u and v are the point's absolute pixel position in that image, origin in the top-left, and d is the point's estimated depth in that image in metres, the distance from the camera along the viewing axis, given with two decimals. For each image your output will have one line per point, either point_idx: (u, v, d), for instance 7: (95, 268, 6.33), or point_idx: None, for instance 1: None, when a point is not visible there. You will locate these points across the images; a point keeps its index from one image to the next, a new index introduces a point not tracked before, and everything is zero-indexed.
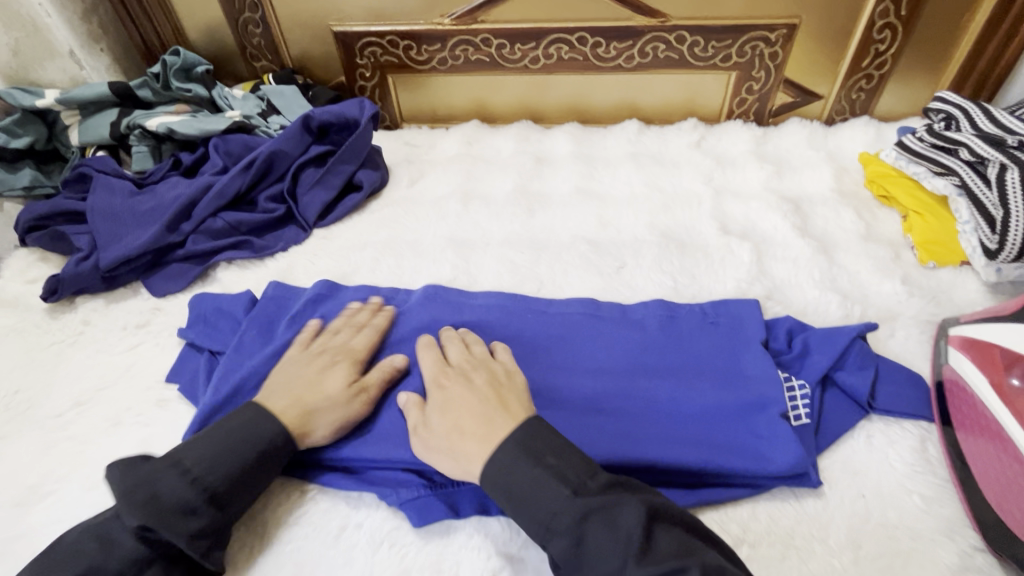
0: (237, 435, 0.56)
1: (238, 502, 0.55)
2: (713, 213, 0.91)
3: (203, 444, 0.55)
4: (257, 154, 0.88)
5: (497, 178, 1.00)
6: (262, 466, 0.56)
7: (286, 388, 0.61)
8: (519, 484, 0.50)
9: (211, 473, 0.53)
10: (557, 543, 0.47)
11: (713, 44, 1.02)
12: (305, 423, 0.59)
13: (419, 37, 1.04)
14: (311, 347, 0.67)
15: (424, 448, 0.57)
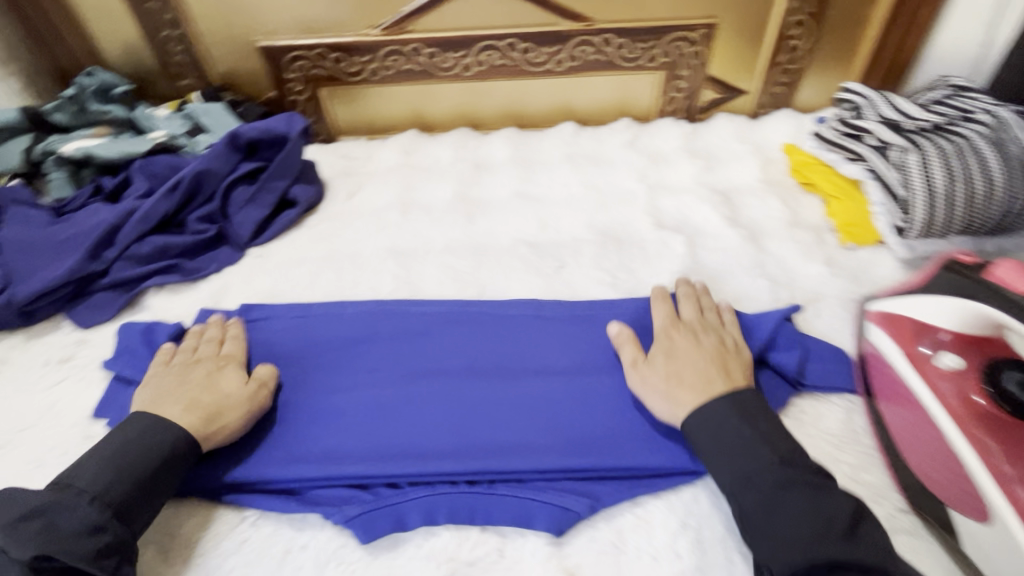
0: (144, 442, 0.56)
1: (144, 516, 0.53)
2: (648, 209, 0.93)
3: (99, 462, 0.54)
4: (182, 175, 0.85)
5: (436, 186, 1.00)
6: (158, 480, 0.55)
7: (181, 393, 0.62)
8: (728, 435, 0.54)
9: (111, 489, 0.52)
10: (749, 496, 0.50)
11: (638, 45, 1.05)
12: (222, 413, 0.61)
13: (348, 49, 1.03)
14: (171, 363, 0.67)
15: (640, 383, 0.62)
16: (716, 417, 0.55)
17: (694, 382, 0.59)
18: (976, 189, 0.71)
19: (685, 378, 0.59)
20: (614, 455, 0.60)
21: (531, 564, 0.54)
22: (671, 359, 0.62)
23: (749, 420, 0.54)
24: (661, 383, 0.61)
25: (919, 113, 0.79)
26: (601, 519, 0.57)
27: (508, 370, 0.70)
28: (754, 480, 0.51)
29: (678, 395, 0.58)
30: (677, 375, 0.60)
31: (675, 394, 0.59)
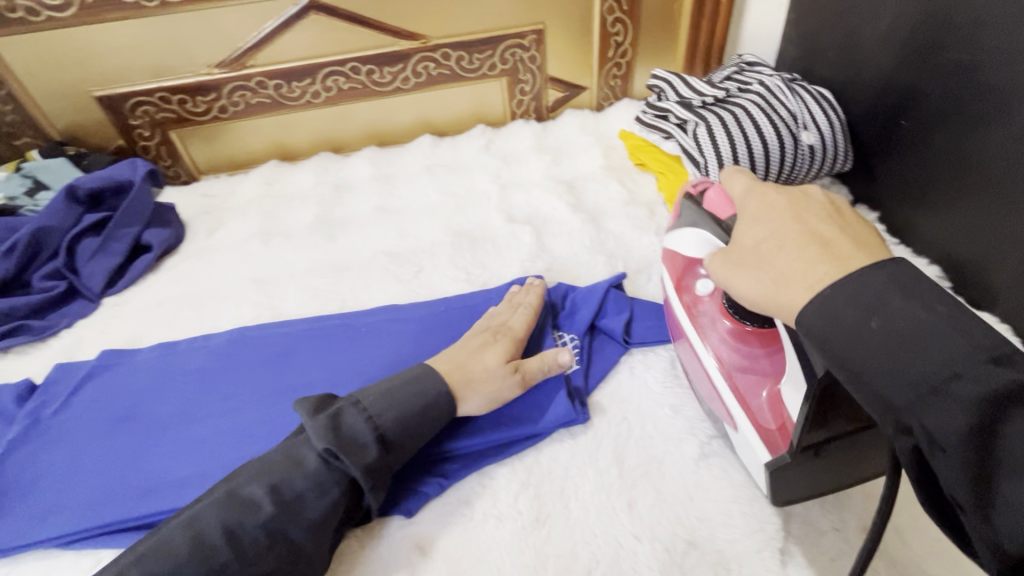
0: (407, 393, 0.60)
1: (408, 445, 0.58)
2: (500, 206, 1.00)
3: (381, 390, 0.59)
4: (19, 235, 0.84)
5: (297, 212, 1.02)
6: (433, 415, 0.60)
7: (457, 360, 0.65)
8: (865, 347, 0.36)
9: (384, 414, 0.57)
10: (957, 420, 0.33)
11: (476, 56, 1.12)
12: (465, 373, 0.64)
13: (190, 90, 1.04)
14: (478, 325, 0.72)
15: (723, 270, 0.48)
16: (837, 296, 0.37)
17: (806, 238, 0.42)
18: (755, 149, 0.82)
19: (792, 235, 0.43)
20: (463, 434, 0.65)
21: (384, 546, 0.58)
22: (768, 223, 0.46)
23: (879, 301, 0.36)
24: (748, 259, 0.46)
25: (707, 89, 0.90)
26: (450, 494, 0.62)
27: (364, 374, 0.73)
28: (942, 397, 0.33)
29: (779, 266, 0.43)
30: (769, 237, 0.45)
31: (778, 265, 0.43)
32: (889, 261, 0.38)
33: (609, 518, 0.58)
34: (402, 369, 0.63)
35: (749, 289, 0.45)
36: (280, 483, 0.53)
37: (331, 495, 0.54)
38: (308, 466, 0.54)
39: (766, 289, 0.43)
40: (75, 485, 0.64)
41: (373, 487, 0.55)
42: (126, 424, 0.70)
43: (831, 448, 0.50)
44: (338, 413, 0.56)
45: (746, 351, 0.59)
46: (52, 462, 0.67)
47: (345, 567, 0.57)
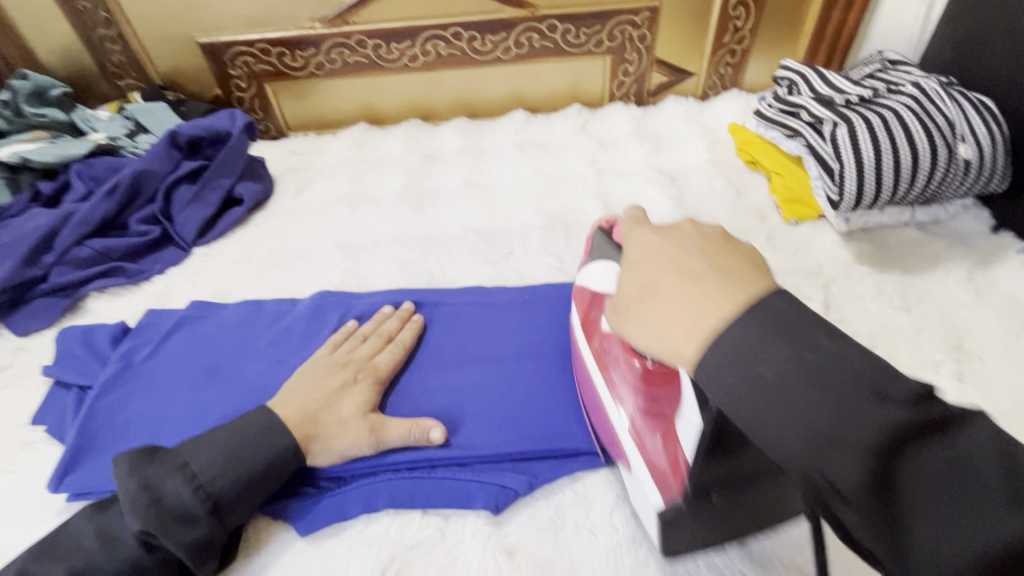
0: (238, 456, 0.54)
1: (239, 513, 0.53)
2: (596, 193, 0.95)
3: (213, 448, 0.54)
4: (121, 176, 0.84)
5: (385, 179, 0.99)
6: (269, 475, 0.55)
7: (313, 397, 0.61)
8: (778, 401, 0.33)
9: (215, 480, 0.52)
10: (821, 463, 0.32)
11: (584, 30, 1.06)
12: (316, 425, 0.59)
13: (291, 43, 1.02)
14: (338, 352, 0.67)
15: (615, 314, 0.43)
16: (748, 324, 0.34)
17: (686, 267, 0.39)
18: (903, 158, 0.74)
19: (677, 262, 0.40)
20: (553, 440, 0.61)
21: (469, 545, 0.55)
22: (648, 249, 0.42)
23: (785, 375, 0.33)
24: (637, 300, 0.41)
25: (851, 87, 0.82)
26: (539, 497, 0.59)
27: (451, 357, 0.70)
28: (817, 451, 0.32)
29: (678, 296, 0.38)
30: (656, 274, 0.40)
31: (675, 296, 0.38)
32: (763, 298, 0.35)
33: (714, 549, 0.53)
34: (244, 419, 0.57)
35: (648, 340, 0.39)
36: (84, 567, 0.48)
37: (139, 572, 0.49)
38: (120, 543, 0.50)
39: (666, 335, 0.38)
40: (164, 436, 0.64)
41: (199, 564, 0.51)
42: (211, 379, 0.69)
43: (720, 496, 0.49)
44: (153, 483, 0.51)
45: (648, 391, 0.51)
46: (139, 409, 0.66)
47: (429, 558, 0.54)
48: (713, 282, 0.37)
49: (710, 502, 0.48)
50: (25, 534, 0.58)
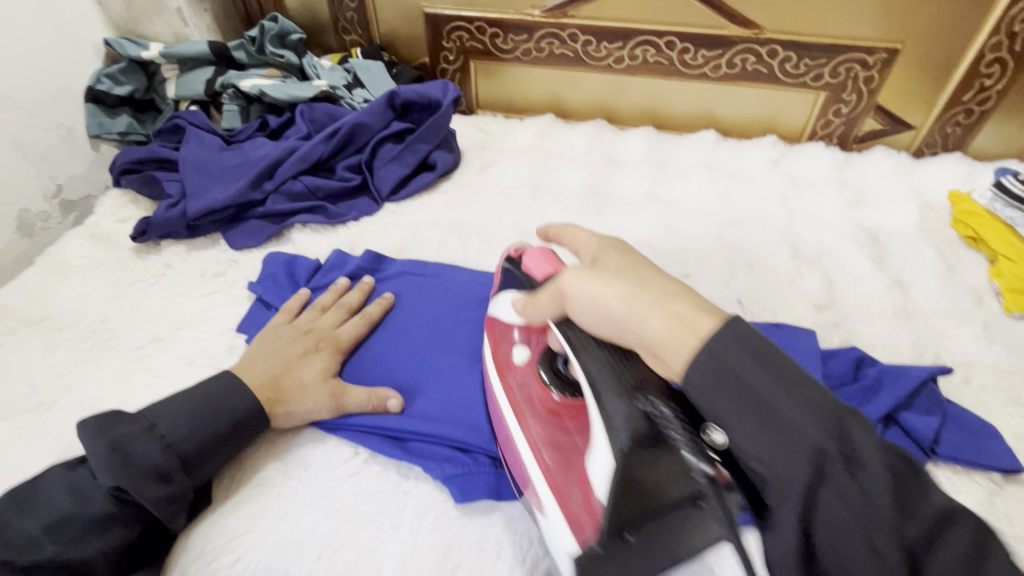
0: (206, 414, 0.57)
1: (207, 470, 0.56)
2: (785, 235, 0.88)
3: (185, 411, 0.57)
4: (342, 124, 0.91)
5: (567, 173, 0.99)
6: (237, 433, 0.58)
7: (270, 363, 0.64)
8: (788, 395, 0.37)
9: (184, 439, 0.55)
10: (795, 411, 0.36)
11: (806, 61, 0.99)
12: (279, 390, 0.62)
13: (507, 26, 1.05)
14: (299, 325, 0.70)
15: (575, 276, 0.48)
16: (726, 333, 0.40)
17: (638, 279, 0.46)
18: None
19: (634, 275, 0.47)
20: None
21: None
22: (581, 241, 0.56)
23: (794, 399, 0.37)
24: (597, 279, 0.47)
25: None
26: None
27: None
28: (843, 424, 0.36)
29: (637, 283, 0.46)
30: (618, 271, 0.47)
31: (634, 281, 0.46)
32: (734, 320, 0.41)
33: None
34: (211, 386, 0.60)
35: (600, 297, 0.46)
36: (59, 519, 0.49)
37: (112, 525, 0.50)
38: (91, 500, 0.51)
39: (619, 302, 0.45)
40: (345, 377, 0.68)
41: (168, 516, 0.53)
42: (381, 330, 0.73)
43: (637, 534, 0.43)
44: (124, 441, 0.53)
45: (554, 423, 0.55)
46: None
47: None
48: (659, 282, 0.46)
49: (627, 543, 0.43)
50: None
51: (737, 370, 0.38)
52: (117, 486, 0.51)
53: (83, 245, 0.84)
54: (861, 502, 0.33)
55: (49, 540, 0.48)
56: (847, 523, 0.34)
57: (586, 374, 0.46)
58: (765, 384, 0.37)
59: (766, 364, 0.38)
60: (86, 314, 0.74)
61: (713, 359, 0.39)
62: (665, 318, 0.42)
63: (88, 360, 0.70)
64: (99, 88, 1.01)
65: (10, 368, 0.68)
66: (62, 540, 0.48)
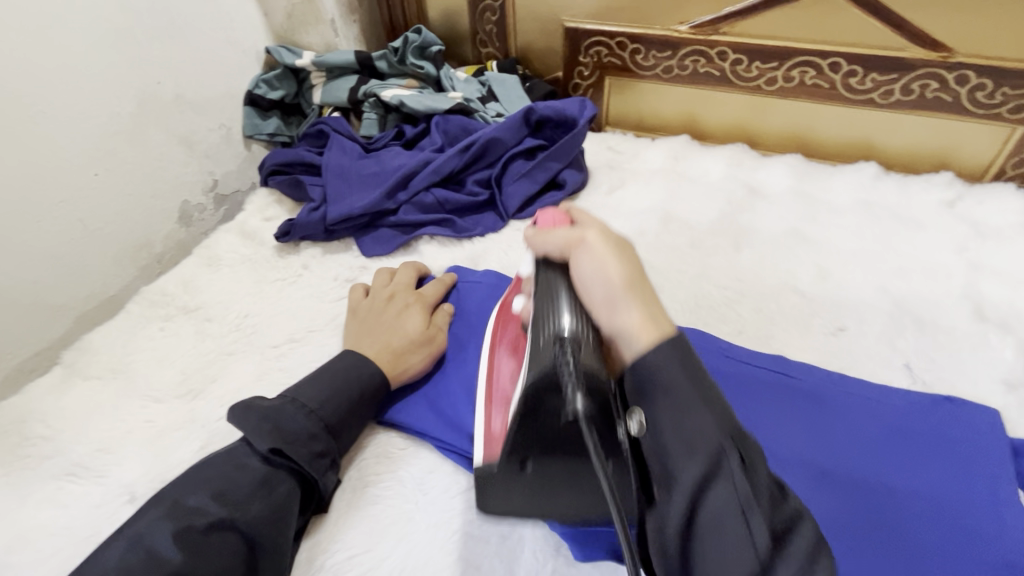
0: (340, 381, 0.60)
1: (347, 432, 0.59)
2: (965, 293, 0.76)
3: (320, 386, 0.59)
4: (476, 138, 0.90)
5: (702, 201, 0.93)
6: (368, 399, 0.61)
7: (378, 335, 0.67)
8: (718, 530, 0.37)
9: (324, 406, 0.58)
10: (704, 419, 0.39)
11: (1005, 90, 0.85)
12: (393, 349, 0.65)
13: (650, 42, 1.00)
14: (376, 297, 0.73)
15: (590, 255, 0.50)
16: (709, 418, 0.39)
17: (629, 274, 0.49)
18: None
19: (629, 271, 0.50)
20: None
21: None
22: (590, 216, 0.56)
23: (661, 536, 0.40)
24: (602, 256, 0.49)
25: None
26: None
27: (755, 429, 0.61)
28: (742, 441, 0.39)
29: (624, 276, 0.49)
30: (627, 258, 0.51)
31: (626, 272, 0.49)
32: (690, 344, 0.43)
33: None
34: (339, 364, 0.62)
35: (596, 273, 0.48)
36: (224, 490, 0.50)
37: (273, 487, 0.52)
38: (250, 467, 0.52)
39: (604, 284, 0.48)
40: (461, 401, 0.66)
41: (319, 473, 0.55)
42: None
43: (536, 471, 0.43)
44: (273, 410, 0.55)
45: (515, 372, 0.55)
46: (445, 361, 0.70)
47: None
48: (646, 290, 0.49)
49: (524, 473, 0.42)
50: None
51: (665, 376, 0.41)
52: (272, 451, 0.53)
53: (234, 240, 0.90)
54: (744, 498, 0.37)
55: (218, 506, 0.49)
56: (725, 514, 0.37)
57: (535, 314, 0.47)
58: (689, 394, 0.40)
59: (695, 374, 0.41)
60: (233, 308, 0.79)
61: (657, 364, 0.41)
62: (640, 316, 0.46)
63: (232, 353, 0.74)
64: (256, 92, 1.09)
65: (168, 352, 0.74)
66: (232, 504, 0.49)
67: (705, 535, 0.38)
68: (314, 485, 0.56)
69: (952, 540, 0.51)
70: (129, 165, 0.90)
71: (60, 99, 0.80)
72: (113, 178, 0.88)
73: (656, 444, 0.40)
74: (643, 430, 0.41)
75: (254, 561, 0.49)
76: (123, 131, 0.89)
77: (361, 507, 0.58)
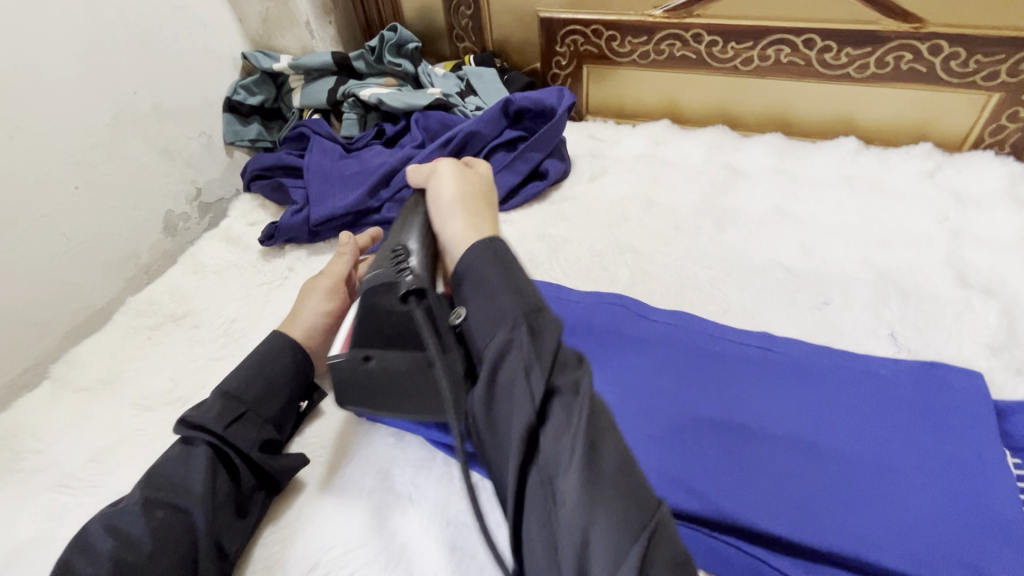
0: (245, 359, 0.64)
1: (253, 391, 0.60)
2: (947, 260, 0.76)
3: (239, 368, 0.62)
4: (456, 132, 0.91)
5: (684, 184, 0.93)
6: (266, 360, 0.63)
7: (292, 311, 0.72)
8: (514, 397, 0.45)
9: (228, 378, 0.61)
10: (505, 302, 0.49)
11: (978, 58, 0.86)
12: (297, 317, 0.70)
13: (625, 28, 1.00)
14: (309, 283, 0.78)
15: (448, 166, 0.69)
16: (504, 294, 0.49)
17: (478, 193, 0.67)
18: None
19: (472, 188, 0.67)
20: (863, 543, 0.50)
21: None
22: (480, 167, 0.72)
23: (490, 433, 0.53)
24: (461, 176, 0.68)
25: None
26: None
27: (739, 404, 0.61)
28: (537, 316, 0.48)
29: (463, 192, 0.66)
30: (471, 188, 0.67)
31: (464, 191, 0.66)
32: (506, 245, 0.54)
33: None
34: (265, 345, 0.65)
35: (441, 198, 0.65)
36: (150, 475, 0.53)
37: (189, 460, 0.54)
38: (172, 451, 0.56)
39: (451, 207, 0.64)
40: None
41: (221, 428, 0.56)
42: None
43: (378, 361, 0.55)
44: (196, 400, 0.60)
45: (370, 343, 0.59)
46: None
47: None
48: (480, 206, 0.65)
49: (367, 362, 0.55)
50: (340, 435, 0.65)
51: (481, 273, 0.52)
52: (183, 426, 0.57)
53: (219, 246, 0.90)
54: (529, 358, 0.45)
55: (142, 490, 0.52)
56: (515, 375, 0.45)
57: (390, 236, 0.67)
58: (498, 287, 0.50)
59: (502, 269, 0.51)
60: (221, 313, 0.79)
61: (476, 265, 0.52)
62: (462, 225, 0.62)
63: (221, 359, 0.74)
64: (235, 98, 1.08)
65: (158, 360, 0.74)
66: (155, 487, 0.52)
67: (503, 406, 0.45)
68: (230, 443, 0.56)
69: (942, 503, 0.52)
70: (109, 177, 0.90)
71: (34, 113, 0.79)
72: (94, 190, 0.88)
73: (469, 327, 0.51)
74: (462, 317, 0.52)
75: (189, 521, 0.51)
76: (101, 142, 0.88)
77: (352, 505, 0.58)
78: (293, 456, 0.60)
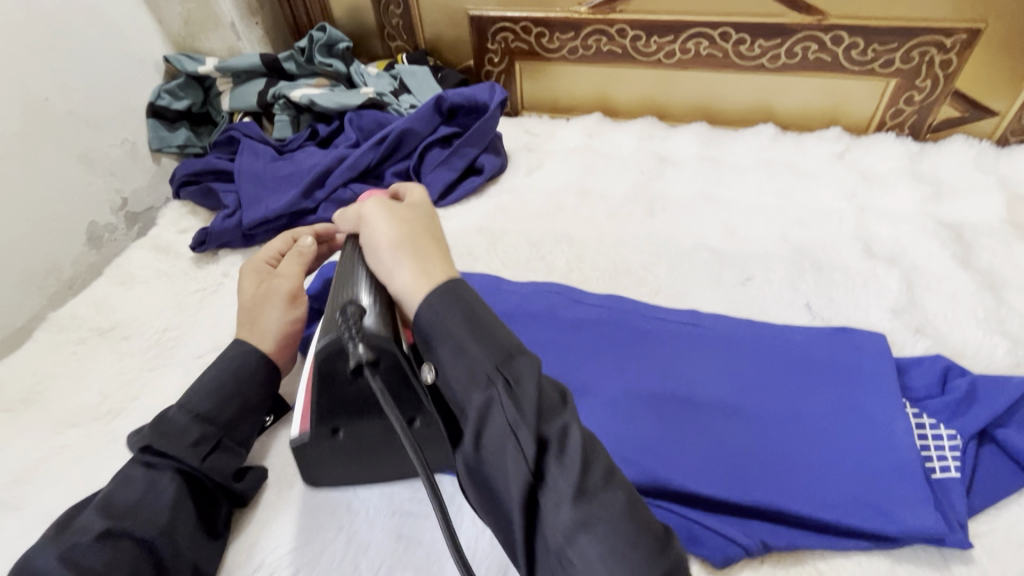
0: (209, 372, 0.60)
1: (226, 415, 0.58)
2: (855, 234, 0.82)
3: (202, 384, 0.58)
4: (390, 130, 0.91)
5: (616, 174, 0.96)
6: (240, 379, 0.60)
7: (247, 309, 0.66)
8: (506, 459, 0.39)
9: (194, 396, 0.57)
10: (475, 352, 0.42)
11: (875, 47, 0.93)
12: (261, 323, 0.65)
13: (553, 25, 1.03)
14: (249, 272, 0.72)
15: (373, 211, 0.52)
16: (472, 344, 0.42)
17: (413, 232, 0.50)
18: None
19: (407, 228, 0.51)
20: (776, 494, 0.54)
21: None
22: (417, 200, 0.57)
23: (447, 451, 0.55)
24: (393, 215, 0.52)
25: None
26: (767, 560, 0.54)
27: (668, 376, 0.64)
28: (511, 363, 0.41)
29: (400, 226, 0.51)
30: (411, 225, 0.51)
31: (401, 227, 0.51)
32: (464, 281, 0.46)
33: None
34: (233, 354, 0.61)
35: (376, 233, 0.51)
36: (107, 501, 0.49)
37: (156, 488, 0.51)
38: (134, 476, 0.52)
39: (385, 246, 0.50)
40: None
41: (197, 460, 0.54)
42: None
43: (348, 433, 0.53)
44: (158, 416, 0.56)
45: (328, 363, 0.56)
46: None
47: None
48: (431, 244, 0.50)
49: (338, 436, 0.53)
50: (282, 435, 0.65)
51: (443, 321, 0.43)
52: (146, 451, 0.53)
53: (147, 256, 0.87)
54: (511, 417, 0.39)
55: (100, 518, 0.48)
56: (501, 436, 0.39)
57: (334, 292, 0.52)
58: (464, 335, 0.42)
59: (469, 317, 0.43)
60: (153, 323, 0.77)
61: (434, 315, 0.44)
62: (412, 274, 0.47)
63: (154, 370, 0.72)
64: (159, 103, 1.05)
65: (84, 375, 0.71)
66: (113, 515, 0.48)
67: (484, 471, 0.41)
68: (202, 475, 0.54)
69: (847, 451, 0.56)
70: (22, 187, 0.85)
71: None
72: (6, 202, 0.83)
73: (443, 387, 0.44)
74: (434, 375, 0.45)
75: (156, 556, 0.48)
76: (11, 152, 0.84)
77: (297, 503, 0.58)
78: (255, 472, 0.60)
